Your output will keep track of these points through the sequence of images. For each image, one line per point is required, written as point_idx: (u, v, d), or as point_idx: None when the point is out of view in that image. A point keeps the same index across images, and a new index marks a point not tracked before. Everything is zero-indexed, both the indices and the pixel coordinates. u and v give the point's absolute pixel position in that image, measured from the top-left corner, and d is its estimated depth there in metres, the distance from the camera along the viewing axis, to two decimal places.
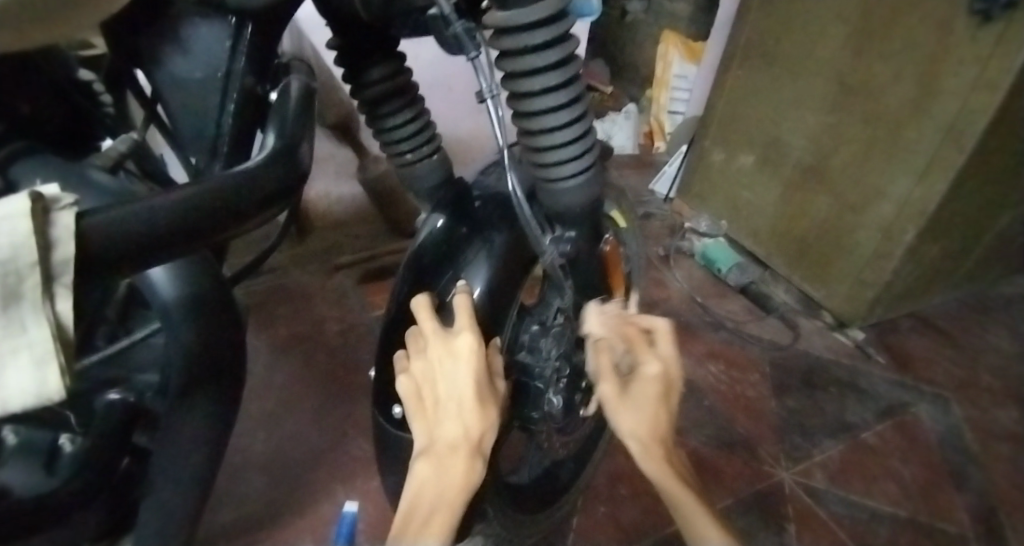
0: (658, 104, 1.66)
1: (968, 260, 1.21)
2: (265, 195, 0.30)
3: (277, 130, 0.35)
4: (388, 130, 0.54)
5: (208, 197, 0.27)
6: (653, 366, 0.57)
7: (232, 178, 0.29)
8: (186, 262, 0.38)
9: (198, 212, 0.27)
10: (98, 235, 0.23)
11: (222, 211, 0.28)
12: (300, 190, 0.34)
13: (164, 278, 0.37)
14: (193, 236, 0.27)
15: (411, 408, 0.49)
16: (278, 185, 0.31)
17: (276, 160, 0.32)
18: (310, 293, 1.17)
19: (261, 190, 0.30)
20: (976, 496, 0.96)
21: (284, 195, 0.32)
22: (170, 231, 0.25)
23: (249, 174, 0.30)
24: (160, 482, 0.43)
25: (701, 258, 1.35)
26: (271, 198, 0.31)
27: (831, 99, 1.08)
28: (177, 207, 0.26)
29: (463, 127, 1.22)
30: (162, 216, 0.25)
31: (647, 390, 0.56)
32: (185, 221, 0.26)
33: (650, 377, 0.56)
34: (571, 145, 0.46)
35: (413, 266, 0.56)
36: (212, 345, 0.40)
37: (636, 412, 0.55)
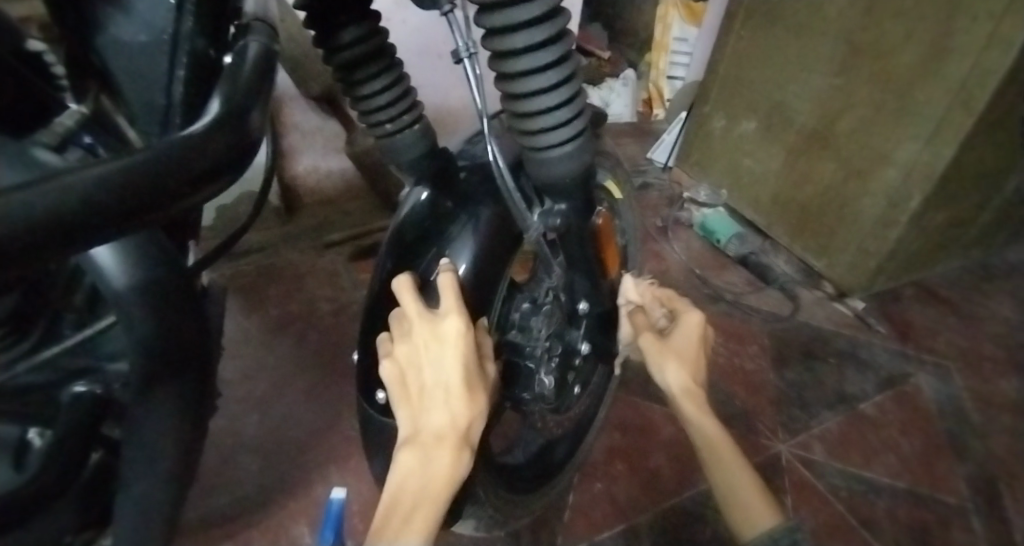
0: (657, 69, 1.60)
1: (973, 228, 1.19)
2: (205, 167, 0.26)
3: (223, 96, 0.31)
4: (365, 98, 0.50)
5: (142, 172, 0.23)
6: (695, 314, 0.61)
7: (169, 146, 0.25)
8: (133, 240, 0.35)
9: (134, 191, 0.23)
10: (17, 218, 0.18)
11: (158, 186, 0.24)
12: (248, 161, 0.30)
13: (110, 257, 0.34)
14: (128, 216, 0.23)
15: (395, 395, 0.47)
16: (222, 154, 0.28)
17: (221, 127, 0.28)
18: (301, 272, 1.15)
19: (203, 159, 0.26)
20: (974, 467, 0.95)
21: (228, 166, 0.28)
22: (99, 207, 0.21)
23: (189, 144, 0.26)
24: (132, 475, 0.41)
25: (700, 229, 1.32)
26: (216, 167, 0.27)
27: (838, 60, 1.03)
28: (106, 185, 0.22)
29: (454, 97, 1.17)
30: (92, 196, 0.21)
31: (688, 334, 0.60)
32: (117, 198, 0.22)
33: (690, 326, 0.60)
34: (560, 110, 0.43)
35: (395, 244, 0.53)
36: (169, 337, 0.37)
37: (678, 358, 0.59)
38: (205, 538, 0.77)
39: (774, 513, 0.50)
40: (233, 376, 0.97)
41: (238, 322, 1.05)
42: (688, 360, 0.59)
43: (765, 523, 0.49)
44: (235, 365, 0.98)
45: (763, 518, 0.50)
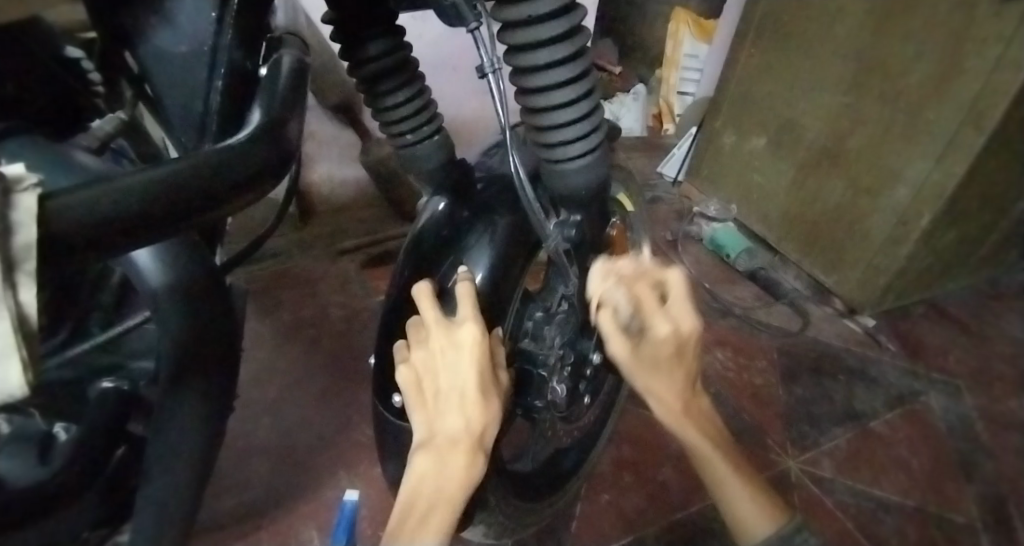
0: (668, 85, 1.62)
1: (984, 246, 1.18)
2: (248, 171, 0.28)
3: (264, 107, 0.33)
4: (387, 110, 0.52)
5: (190, 178, 0.25)
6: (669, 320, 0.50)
7: (212, 154, 0.26)
8: (171, 244, 0.38)
9: (180, 195, 0.24)
10: (66, 219, 0.20)
11: (203, 193, 0.25)
12: (288, 166, 0.31)
13: (149, 258, 0.37)
14: (169, 221, 0.24)
15: (411, 399, 0.48)
16: (265, 161, 0.29)
17: (264, 136, 0.30)
18: (314, 278, 1.17)
19: (245, 167, 0.27)
20: (985, 487, 0.94)
21: (272, 170, 0.29)
22: (148, 208, 0.23)
23: (232, 152, 0.27)
24: (156, 474, 0.43)
25: (709, 244, 1.33)
26: (259, 173, 0.28)
27: (848, 79, 1.04)
28: (154, 187, 0.23)
29: (468, 109, 1.19)
30: (142, 199, 0.23)
31: (659, 347, 0.51)
32: (166, 202, 0.24)
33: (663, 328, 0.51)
34: (578, 124, 0.44)
35: (415, 251, 0.54)
36: (201, 338, 0.39)
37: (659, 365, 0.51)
38: (213, 539, 0.78)
39: (770, 519, 0.50)
40: (246, 379, 0.98)
41: (251, 326, 1.07)
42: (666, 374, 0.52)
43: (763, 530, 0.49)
44: (248, 369, 0.99)
45: (758, 526, 0.49)
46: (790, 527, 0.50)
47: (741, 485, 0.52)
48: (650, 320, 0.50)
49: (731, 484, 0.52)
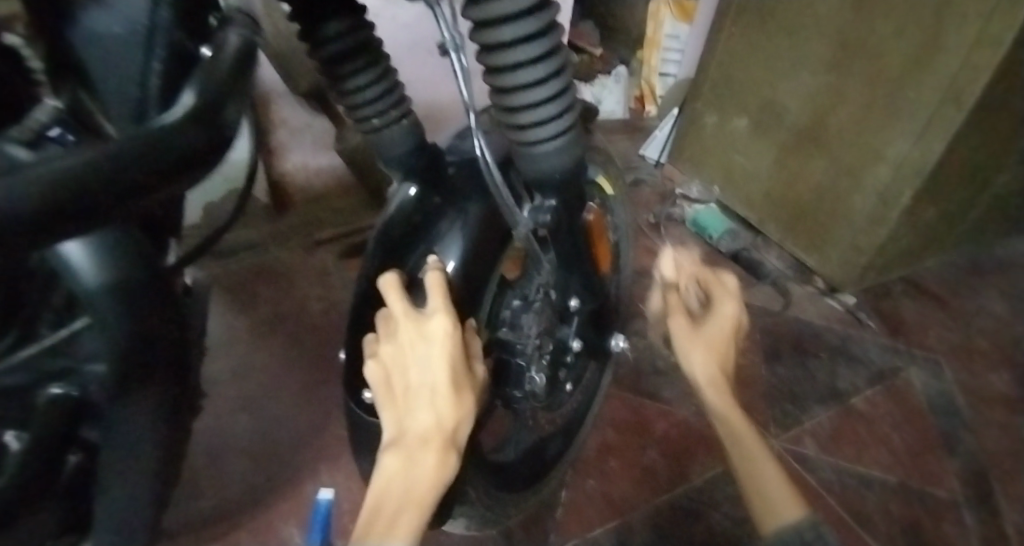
0: (649, 66, 1.60)
1: (963, 223, 1.19)
2: (176, 159, 0.26)
3: (196, 87, 0.29)
4: (351, 93, 0.49)
5: (111, 163, 0.22)
6: (729, 306, 0.62)
7: (142, 139, 0.24)
8: (102, 235, 0.34)
9: (101, 180, 0.22)
10: None
11: (124, 179, 0.23)
12: (220, 154, 0.29)
13: (76, 251, 0.33)
14: (91, 212, 0.22)
15: (379, 396, 0.46)
16: (193, 147, 0.27)
17: (194, 118, 0.27)
18: (290, 270, 1.14)
19: (171, 155, 0.25)
20: (964, 460, 0.96)
21: (201, 159, 0.27)
22: (77, 196, 0.21)
23: (159, 135, 0.25)
24: (113, 484, 0.41)
25: (692, 225, 1.32)
26: (188, 162, 0.26)
27: (828, 57, 1.03)
28: (70, 170, 0.21)
29: (445, 93, 1.16)
30: (61, 184, 0.20)
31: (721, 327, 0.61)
32: (86, 188, 0.21)
33: (724, 316, 0.61)
34: (548, 104, 0.42)
35: (382, 241, 0.52)
36: (149, 342, 0.37)
37: (710, 346, 0.60)
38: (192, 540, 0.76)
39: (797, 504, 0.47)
40: (222, 376, 0.95)
41: (227, 321, 1.04)
42: (718, 353, 0.60)
43: (790, 517, 0.46)
44: (224, 365, 0.97)
45: (787, 511, 0.47)
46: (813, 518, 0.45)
47: (774, 466, 0.52)
48: (718, 301, 0.62)
49: (763, 465, 0.52)
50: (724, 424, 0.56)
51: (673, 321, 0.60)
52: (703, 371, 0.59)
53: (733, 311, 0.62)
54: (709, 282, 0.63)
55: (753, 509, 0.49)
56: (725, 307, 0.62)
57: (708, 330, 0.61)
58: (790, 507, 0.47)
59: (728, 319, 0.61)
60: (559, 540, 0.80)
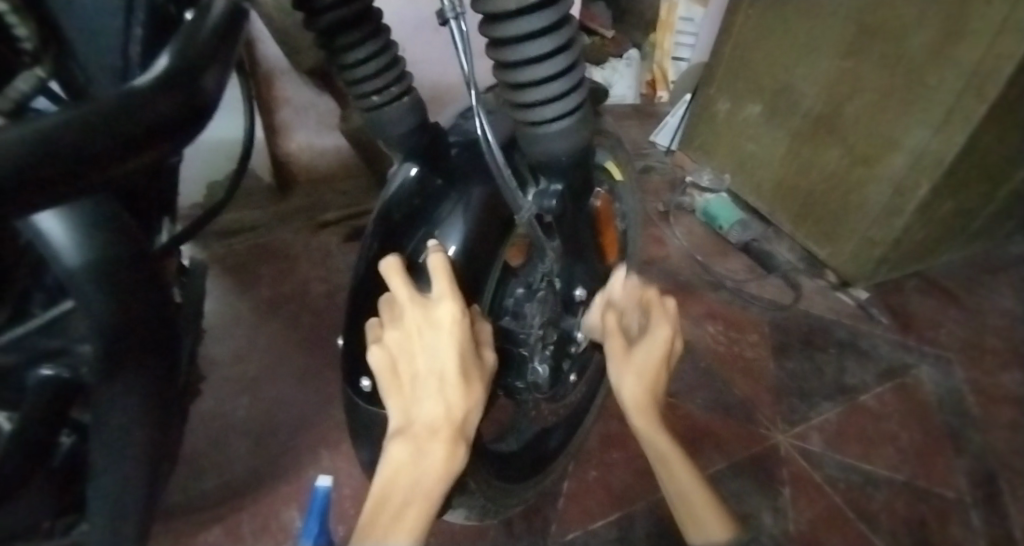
0: (661, 50, 1.57)
1: (981, 217, 1.16)
2: (151, 127, 0.24)
3: (174, 51, 0.27)
4: (349, 67, 0.47)
5: (74, 133, 0.20)
6: (663, 329, 0.56)
7: (113, 104, 0.22)
8: (81, 209, 0.33)
9: (60, 150, 0.20)
10: None
11: (84, 151, 0.21)
12: (200, 122, 0.27)
13: (54, 222, 0.32)
14: (59, 182, 0.20)
15: (385, 384, 0.44)
16: (168, 115, 0.24)
17: (169, 81, 0.25)
18: (292, 252, 1.12)
19: (141, 123, 0.23)
20: (974, 460, 0.94)
21: (180, 127, 0.26)
22: (43, 164, 0.19)
23: (127, 102, 0.23)
24: (100, 470, 0.39)
25: (701, 215, 1.29)
26: (160, 132, 0.24)
27: (847, 42, 1.00)
28: (26, 139, 0.18)
29: (451, 74, 1.13)
30: (22, 155, 0.18)
31: (653, 352, 0.56)
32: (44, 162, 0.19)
33: (658, 338, 0.56)
34: (555, 81, 0.40)
35: (383, 223, 0.50)
36: (128, 319, 0.35)
37: (641, 374, 0.55)
38: (191, 521, 0.76)
39: (717, 523, 0.49)
40: (222, 357, 0.94)
41: (228, 302, 1.03)
42: (650, 377, 0.55)
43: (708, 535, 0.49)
44: (224, 347, 0.96)
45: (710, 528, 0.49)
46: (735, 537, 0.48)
47: (693, 482, 0.52)
48: (654, 322, 0.57)
49: (685, 481, 0.53)
50: (655, 451, 0.54)
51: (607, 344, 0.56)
52: (632, 400, 0.55)
53: (667, 333, 0.56)
54: (650, 302, 0.59)
55: (676, 515, 0.52)
56: (658, 329, 0.57)
57: (639, 354, 0.56)
58: (708, 521, 0.50)
59: (664, 341, 0.56)
60: (560, 531, 0.79)
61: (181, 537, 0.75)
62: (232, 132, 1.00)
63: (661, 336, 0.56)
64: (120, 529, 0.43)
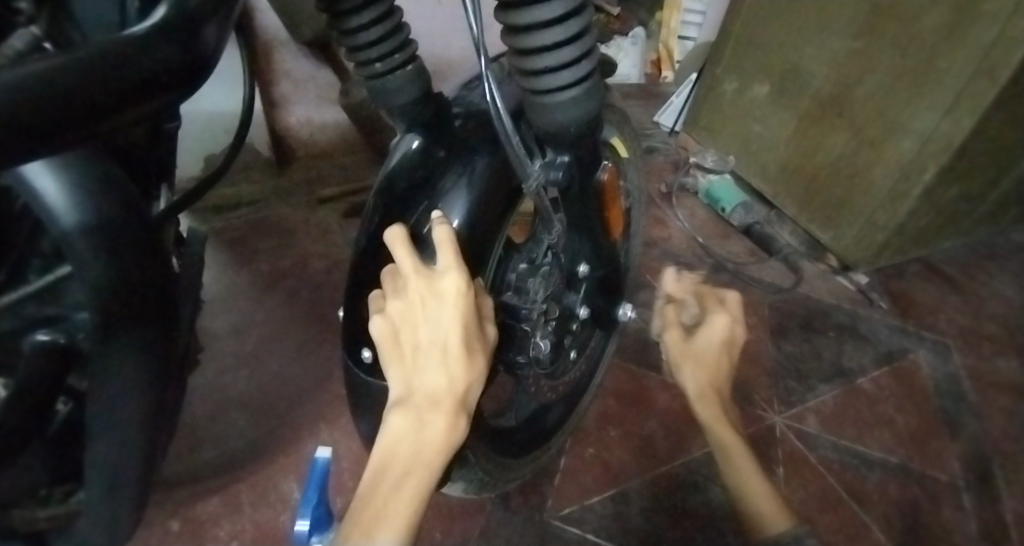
0: (668, 29, 1.56)
1: (985, 204, 1.15)
2: (142, 80, 0.23)
3: None
4: (351, 33, 0.45)
5: (59, 80, 0.20)
6: (721, 317, 0.65)
7: (99, 52, 0.21)
8: (75, 163, 0.31)
9: (39, 102, 0.19)
10: None
11: (62, 103, 0.20)
12: (196, 74, 0.26)
13: (46, 175, 0.31)
14: (39, 136, 0.20)
15: (386, 353, 0.44)
16: (159, 68, 0.24)
17: (164, 29, 0.24)
18: (292, 227, 1.11)
19: (132, 75, 0.22)
20: (967, 445, 0.95)
21: (173, 81, 0.25)
22: (17, 117, 0.18)
23: (113, 52, 0.22)
24: (98, 433, 0.39)
25: (704, 197, 1.28)
26: (147, 84, 0.23)
27: (859, 22, 0.98)
28: (8, 88, 0.18)
29: (455, 48, 1.11)
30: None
31: (711, 336, 0.65)
32: (17, 114, 0.18)
33: (715, 327, 0.65)
34: (566, 47, 0.39)
35: (385, 194, 0.49)
36: (121, 286, 0.34)
37: (697, 361, 0.65)
38: (191, 492, 0.77)
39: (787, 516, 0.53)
40: (222, 331, 0.94)
41: (227, 275, 1.02)
42: (708, 363, 0.65)
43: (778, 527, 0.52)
44: (223, 320, 0.96)
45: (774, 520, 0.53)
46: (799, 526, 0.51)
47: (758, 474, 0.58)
48: (710, 313, 0.66)
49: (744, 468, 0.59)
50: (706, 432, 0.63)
51: (665, 335, 0.67)
52: (693, 383, 0.65)
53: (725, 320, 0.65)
54: (706, 295, 0.68)
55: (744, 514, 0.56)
56: (715, 320, 0.65)
57: (697, 341, 0.66)
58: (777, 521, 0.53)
59: (722, 330, 0.65)
60: (557, 506, 0.80)
61: (181, 506, 0.75)
62: (231, 103, 0.98)
63: (719, 324, 0.65)
64: (123, 492, 0.43)
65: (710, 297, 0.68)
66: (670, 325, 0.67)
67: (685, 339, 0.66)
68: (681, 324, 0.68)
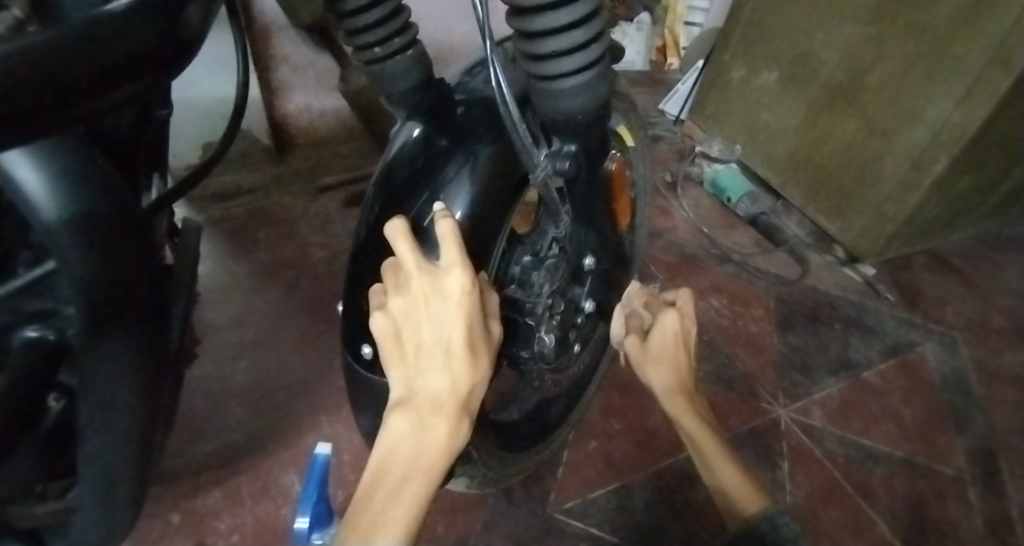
0: (674, 14, 1.53)
1: (996, 193, 1.13)
2: (123, 58, 0.21)
3: None
4: (350, 17, 0.43)
5: (39, 59, 0.18)
6: (672, 316, 0.60)
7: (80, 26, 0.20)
8: (57, 153, 0.29)
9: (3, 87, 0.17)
10: None
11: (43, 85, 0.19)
12: (180, 54, 0.24)
13: (24, 164, 0.29)
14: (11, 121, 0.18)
15: (387, 351, 0.42)
16: (139, 50, 0.22)
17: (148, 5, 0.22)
18: (291, 216, 1.10)
19: (114, 52, 0.21)
20: (974, 439, 0.94)
21: (158, 59, 0.23)
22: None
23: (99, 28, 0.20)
24: (91, 432, 0.39)
25: (710, 187, 1.26)
26: (131, 65, 0.22)
27: (872, 8, 0.95)
28: None
29: (456, 33, 1.08)
30: None
31: (665, 335, 0.60)
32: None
33: (667, 325, 0.60)
34: (575, 30, 0.37)
35: (385, 183, 0.48)
36: (109, 286, 0.33)
37: (658, 363, 0.60)
38: (190, 485, 0.76)
39: (759, 498, 0.51)
40: (221, 323, 0.93)
41: (226, 265, 1.01)
42: (666, 364, 0.60)
43: (753, 507, 0.51)
44: (222, 311, 0.94)
45: (748, 504, 0.51)
46: (773, 507, 0.50)
47: (727, 461, 0.55)
48: (660, 315, 0.61)
49: (718, 457, 0.55)
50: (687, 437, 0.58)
51: (624, 342, 0.61)
52: (660, 385, 0.60)
53: (675, 317, 0.60)
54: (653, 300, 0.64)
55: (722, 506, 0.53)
56: (666, 319, 0.60)
57: (653, 343, 0.60)
58: (751, 503, 0.51)
59: (673, 328, 0.60)
60: (559, 499, 0.79)
61: (181, 499, 0.75)
62: (229, 90, 0.96)
63: (670, 322, 0.60)
64: (118, 490, 0.43)
65: (658, 301, 0.64)
66: (629, 330, 0.62)
67: (642, 345, 0.60)
68: (637, 330, 0.62)
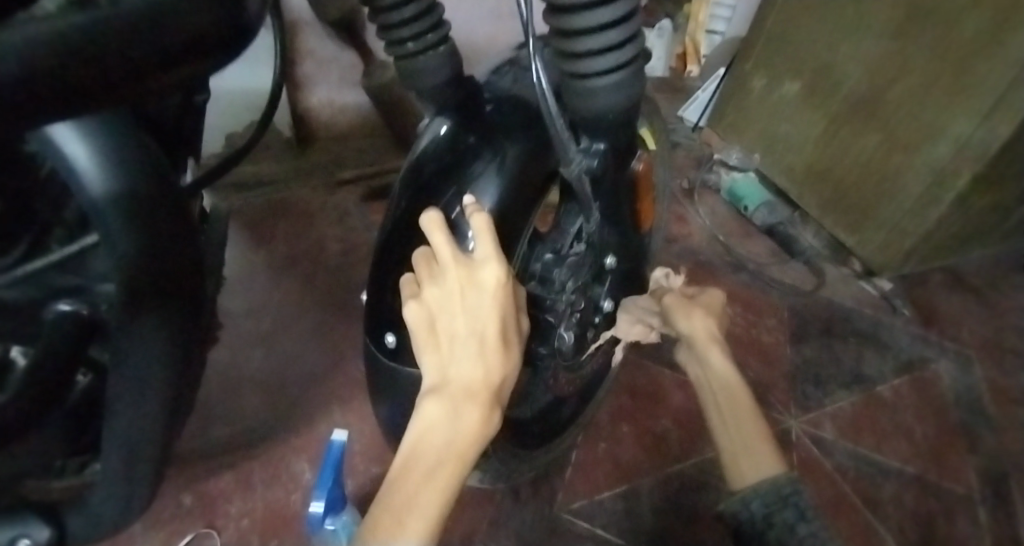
0: (695, 22, 1.51)
1: (1018, 212, 1.12)
2: (185, 39, 0.22)
3: None
4: (386, 10, 0.45)
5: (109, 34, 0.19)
6: (719, 293, 0.65)
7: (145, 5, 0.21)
8: (110, 135, 0.31)
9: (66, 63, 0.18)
10: None
11: (111, 60, 0.19)
12: (236, 38, 0.25)
13: (72, 138, 0.30)
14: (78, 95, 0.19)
15: (421, 340, 0.43)
16: (199, 32, 0.22)
17: None
18: (311, 208, 1.11)
19: (178, 32, 0.22)
20: (987, 460, 0.93)
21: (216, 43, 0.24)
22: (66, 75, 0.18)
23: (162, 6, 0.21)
24: (120, 407, 0.39)
25: (727, 195, 1.25)
26: (191, 46, 0.23)
27: (897, 22, 0.95)
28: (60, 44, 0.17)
29: (481, 33, 1.09)
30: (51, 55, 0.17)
31: (710, 301, 0.64)
32: (43, 76, 0.17)
33: (713, 295, 0.65)
34: (611, 29, 0.38)
35: (414, 177, 0.49)
36: (151, 260, 0.34)
37: (701, 316, 0.62)
38: (204, 468, 0.77)
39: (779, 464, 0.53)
40: (238, 310, 0.94)
41: (245, 254, 1.02)
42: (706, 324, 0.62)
43: (770, 469, 0.53)
44: (240, 298, 0.96)
45: (769, 464, 0.53)
46: (787, 476, 0.52)
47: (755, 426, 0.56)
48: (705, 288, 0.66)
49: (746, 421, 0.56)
50: (716, 395, 0.59)
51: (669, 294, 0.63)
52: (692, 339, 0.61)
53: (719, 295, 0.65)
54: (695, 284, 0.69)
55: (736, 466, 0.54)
56: (713, 292, 0.65)
57: (698, 300, 0.63)
58: (770, 462, 0.53)
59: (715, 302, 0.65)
60: (567, 499, 0.79)
61: (195, 480, 0.76)
62: (255, 82, 0.98)
63: (716, 295, 0.65)
64: (141, 464, 0.43)
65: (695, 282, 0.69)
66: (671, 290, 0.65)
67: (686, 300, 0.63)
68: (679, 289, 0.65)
